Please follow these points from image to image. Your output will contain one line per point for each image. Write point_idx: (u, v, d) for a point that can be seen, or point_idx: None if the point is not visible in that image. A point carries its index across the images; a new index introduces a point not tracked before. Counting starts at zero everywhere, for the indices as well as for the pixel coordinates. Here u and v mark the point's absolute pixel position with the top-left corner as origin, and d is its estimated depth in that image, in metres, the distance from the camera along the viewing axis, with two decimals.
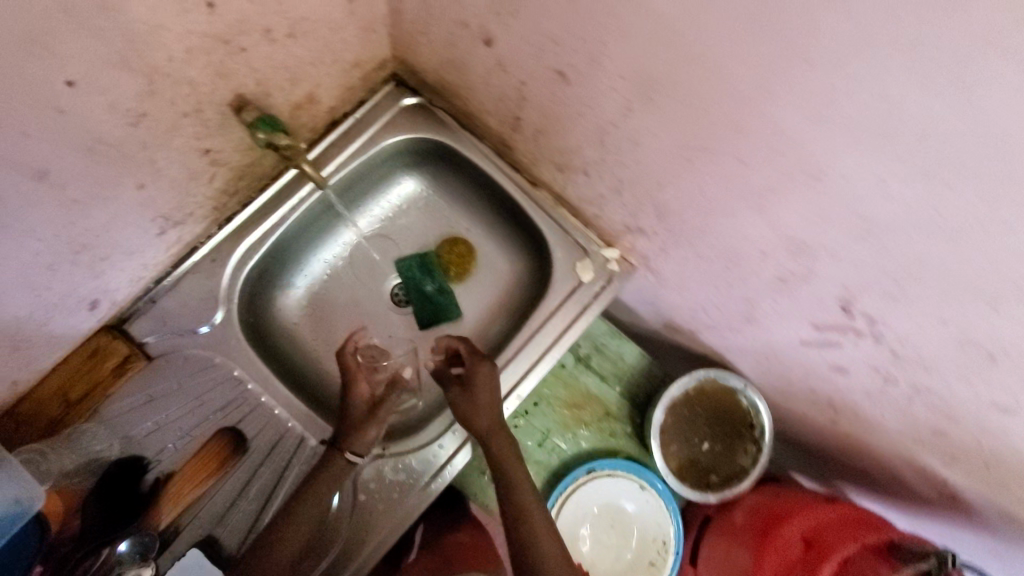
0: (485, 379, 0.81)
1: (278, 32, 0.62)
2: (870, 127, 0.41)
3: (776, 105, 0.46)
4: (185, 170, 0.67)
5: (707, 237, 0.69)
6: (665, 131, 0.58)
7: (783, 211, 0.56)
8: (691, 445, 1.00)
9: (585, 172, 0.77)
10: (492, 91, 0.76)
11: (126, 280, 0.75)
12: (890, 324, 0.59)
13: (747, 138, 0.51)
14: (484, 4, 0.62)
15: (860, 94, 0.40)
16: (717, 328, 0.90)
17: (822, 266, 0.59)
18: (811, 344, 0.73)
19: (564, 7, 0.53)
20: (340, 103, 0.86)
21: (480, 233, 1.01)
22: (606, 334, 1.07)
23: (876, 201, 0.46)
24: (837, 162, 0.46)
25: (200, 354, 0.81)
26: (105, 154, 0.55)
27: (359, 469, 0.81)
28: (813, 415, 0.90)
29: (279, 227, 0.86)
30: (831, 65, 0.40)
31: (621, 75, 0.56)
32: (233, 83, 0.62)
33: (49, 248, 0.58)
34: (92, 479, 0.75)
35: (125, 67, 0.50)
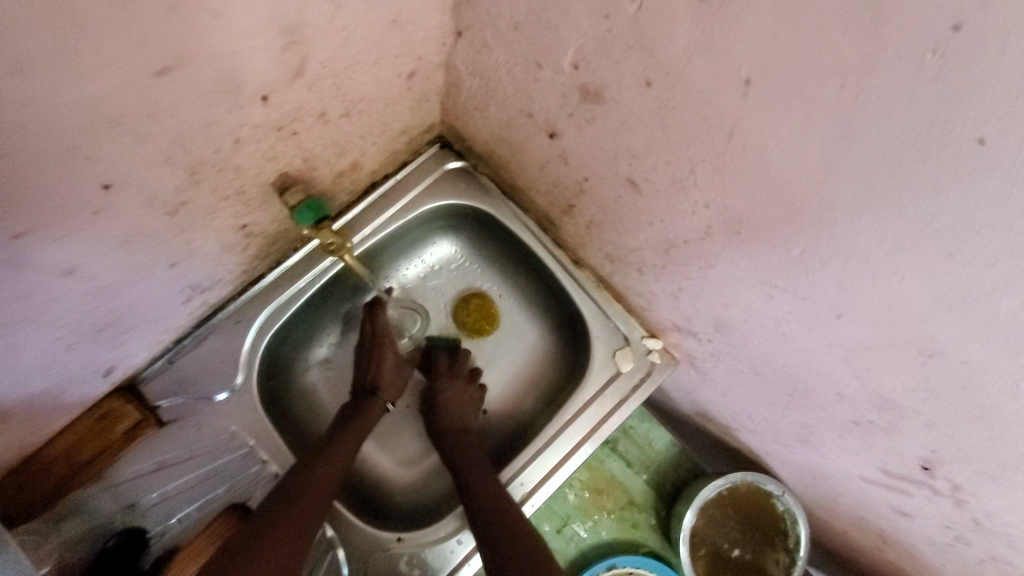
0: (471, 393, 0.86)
1: (332, 113, 0.57)
2: (1011, 332, 0.36)
3: (901, 283, 0.40)
4: (220, 244, 0.62)
5: (772, 363, 0.63)
6: (748, 263, 0.53)
7: (875, 370, 0.50)
8: (721, 548, 0.95)
9: (640, 270, 0.72)
10: (549, 175, 0.71)
11: (145, 346, 0.70)
12: (976, 495, 0.53)
13: (851, 298, 0.45)
14: (557, 102, 0.57)
15: (1007, 302, 0.34)
16: (762, 435, 0.84)
17: (908, 426, 0.53)
18: (874, 483, 0.67)
19: (650, 128, 0.48)
20: (384, 166, 0.82)
21: (513, 304, 0.96)
22: (634, 416, 1.03)
23: (996, 393, 0.41)
24: (961, 350, 0.40)
25: (215, 422, 0.77)
26: (139, 242, 0.50)
27: (371, 560, 0.76)
28: (857, 537, 0.84)
29: (307, 291, 0.81)
30: (978, 265, 0.34)
31: (706, 203, 0.50)
32: (280, 164, 0.57)
33: (70, 333, 0.53)
34: (91, 553, 0.70)
35: (170, 163, 0.45)
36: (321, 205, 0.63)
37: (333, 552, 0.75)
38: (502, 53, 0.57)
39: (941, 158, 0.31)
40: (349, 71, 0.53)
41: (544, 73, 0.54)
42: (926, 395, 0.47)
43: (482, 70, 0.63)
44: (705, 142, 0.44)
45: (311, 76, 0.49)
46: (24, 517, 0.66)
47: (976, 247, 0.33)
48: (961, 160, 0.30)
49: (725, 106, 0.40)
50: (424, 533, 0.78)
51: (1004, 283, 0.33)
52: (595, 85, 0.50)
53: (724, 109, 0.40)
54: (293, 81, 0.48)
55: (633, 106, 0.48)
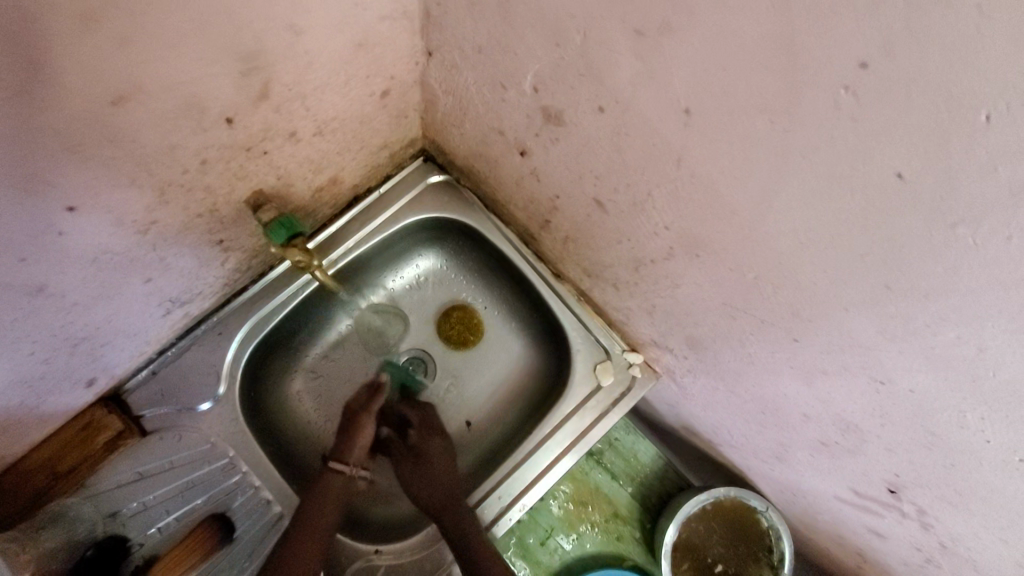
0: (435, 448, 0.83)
1: (303, 133, 0.58)
2: (947, 360, 0.36)
3: (847, 311, 0.40)
4: (197, 259, 0.64)
5: (741, 381, 0.63)
6: (709, 285, 0.53)
7: (835, 395, 0.50)
8: (704, 563, 0.94)
9: (614, 286, 0.72)
10: (523, 191, 0.72)
11: (127, 357, 0.72)
12: (942, 520, 0.54)
13: (804, 323, 0.45)
14: (522, 122, 0.57)
15: (942, 334, 0.34)
16: (741, 451, 0.83)
17: (871, 449, 0.52)
18: (848, 503, 0.67)
19: (608, 152, 0.49)
20: (365, 180, 0.83)
21: (496, 316, 0.97)
22: (619, 428, 1.03)
23: (948, 425, 0.41)
24: (908, 378, 0.40)
25: (196, 432, 0.78)
26: (109, 261, 0.52)
27: (348, 571, 0.77)
28: (838, 553, 0.83)
29: (290, 302, 0.83)
30: (911, 296, 0.34)
31: (666, 226, 0.51)
32: (252, 182, 0.59)
33: (46, 347, 0.55)
34: (72, 559, 0.71)
35: (135, 185, 0.46)
36: (293, 222, 0.65)
37: None
38: (470, 74, 0.58)
39: (865, 193, 0.31)
40: (316, 93, 0.54)
41: (508, 95, 0.55)
42: (883, 420, 0.47)
43: (454, 89, 0.64)
44: (658, 167, 0.45)
45: (276, 99, 0.51)
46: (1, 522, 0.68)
47: (909, 279, 0.33)
48: (883, 195, 0.30)
49: (671, 134, 0.40)
50: (402, 545, 0.79)
51: (939, 315, 0.33)
52: (554, 107, 0.50)
53: (670, 137, 0.41)
54: (258, 105, 0.49)
55: (590, 130, 0.48)
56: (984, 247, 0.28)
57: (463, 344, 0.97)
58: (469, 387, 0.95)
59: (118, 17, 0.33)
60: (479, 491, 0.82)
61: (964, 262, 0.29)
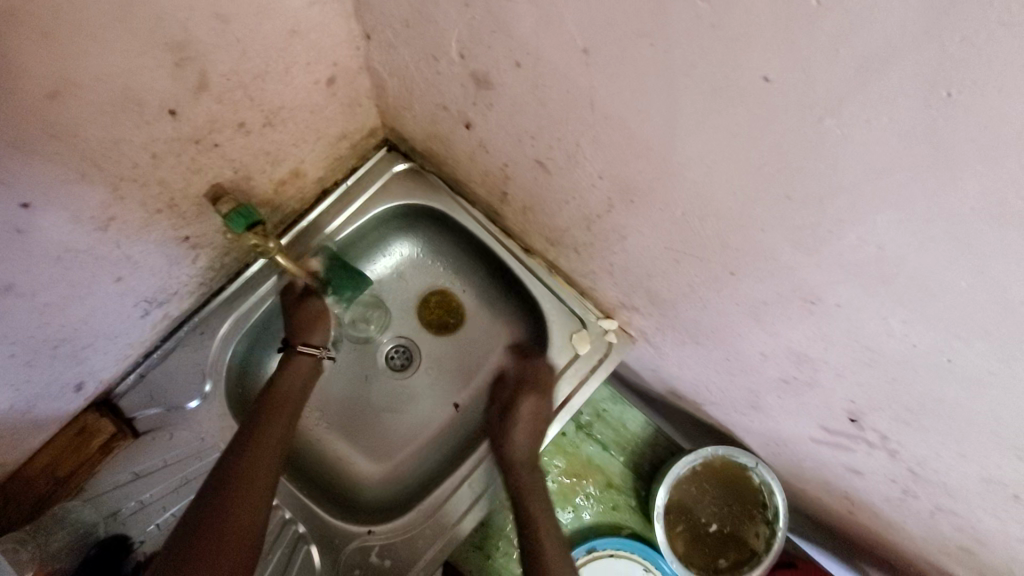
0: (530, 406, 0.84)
1: (252, 124, 0.61)
2: (857, 266, 0.37)
3: (764, 231, 0.41)
4: (166, 257, 0.67)
5: (701, 328, 0.64)
6: (649, 230, 0.54)
7: (779, 325, 0.51)
8: (700, 524, 0.95)
9: (575, 250, 0.73)
10: (478, 166, 0.74)
11: (113, 360, 0.74)
12: (903, 443, 0.52)
13: (733, 253, 0.46)
14: (460, 93, 0.59)
15: (846, 237, 0.35)
16: (722, 406, 0.84)
17: (824, 377, 0.53)
18: (823, 443, 0.67)
19: (535, 108, 0.50)
20: (330, 172, 0.85)
21: (474, 298, 0.98)
22: (607, 399, 1.04)
23: (876, 333, 0.41)
24: (831, 292, 0.41)
25: (187, 431, 0.81)
26: (74, 259, 0.54)
27: (343, 553, 0.79)
28: (829, 500, 0.83)
29: (268, 298, 0.85)
30: (809, 202, 0.35)
31: (599, 175, 0.52)
32: (207, 176, 0.61)
33: (24, 349, 0.58)
34: (76, 561, 0.74)
35: (86, 181, 0.49)
36: (252, 212, 0.66)
37: (307, 547, 0.79)
38: (406, 51, 0.60)
39: (744, 101, 0.32)
40: (257, 82, 0.56)
41: (442, 66, 0.57)
42: (824, 343, 0.48)
43: (397, 70, 0.66)
44: (578, 115, 0.46)
45: (216, 89, 0.53)
46: (7, 527, 0.70)
47: (803, 184, 0.34)
48: (759, 100, 0.32)
49: (579, 77, 0.42)
50: (395, 524, 0.81)
51: (835, 218, 0.35)
52: (481, 71, 0.52)
53: (579, 80, 0.42)
54: (198, 95, 0.52)
55: (516, 88, 0.50)
56: (850, 135, 0.29)
57: (445, 328, 0.98)
58: (454, 370, 0.97)
59: (37, 13, 0.36)
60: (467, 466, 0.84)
61: (839, 154, 0.30)
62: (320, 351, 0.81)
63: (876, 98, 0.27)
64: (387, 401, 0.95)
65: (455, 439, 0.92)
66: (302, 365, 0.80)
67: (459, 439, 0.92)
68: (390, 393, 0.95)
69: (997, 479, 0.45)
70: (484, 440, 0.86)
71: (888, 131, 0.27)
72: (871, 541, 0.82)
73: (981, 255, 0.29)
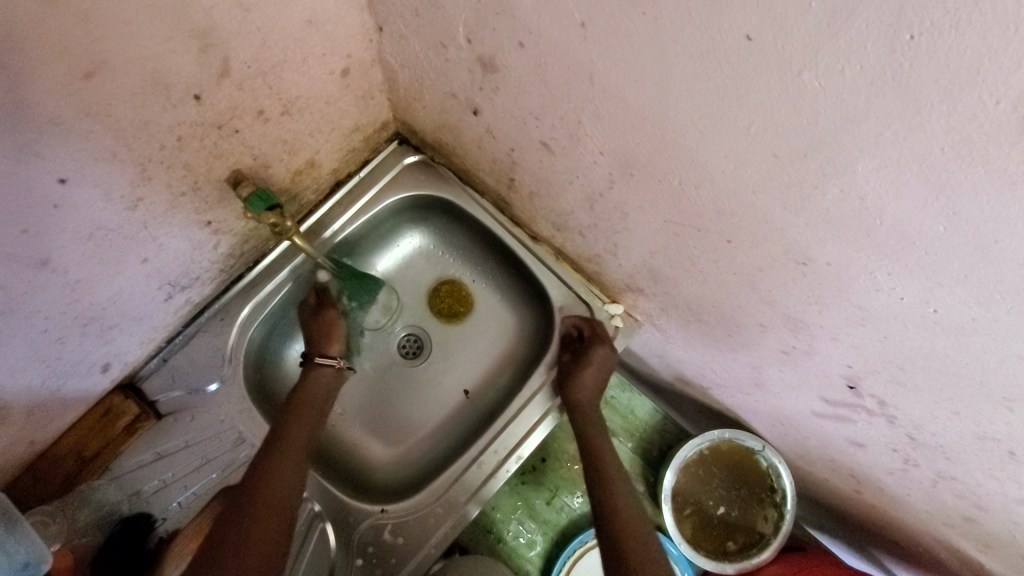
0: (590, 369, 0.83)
1: (271, 112, 0.64)
2: (841, 220, 0.39)
3: (755, 194, 0.43)
4: (189, 241, 0.70)
5: (703, 304, 0.66)
6: (649, 205, 0.56)
7: (775, 292, 0.52)
8: (707, 508, 0.96)
9: (580, 233, 0.76)
10: (485, 153, 0.76)
11: (138, 343, 0.78)
12: (899, 407, 0.54)
13: (728, 220, 0.48)
14: (467, 79, 0.62)
15: (829, 191, 0.38)
16: (727, 389, 0.85)
17: (822, 344, 0.54)
18: (825, 417, 0.68)
19: (538, 87, 0.53)
20: (344, 164, 0.88)
21: (483, 287, 1.00)
22: (616, 385, 1.08)
23: (865, 290, 0.43)
24: (821, 251, 0.43)
25: (208, 413, 0.84)
26: (104, 237, 0.58)
27: (356, 531, 0.81)
28: (835, 481, 0.83)
29: (284, 286, 0.88)
30: (793, 159, 0.38)
31: (600, 151, 0.54)
32: (229, 161, 0.65)
33: (57, 325, 0.61)
34: (101, 537, 0.76)
35: (116, 160, 0.52)
36: (272, 196, 0.70)
37: (322, 526, 0.81)
38: (416, 40, 0.63)
39: (728, 64, 0.35)
40: (276, 70, 0.60)
41: (449, 53, 0.60)
42: (818, 306, 0.49)
43: (407, 61, 0.69)
44: (578, 91, 0.49)
45: (238, 76, 0.56)
46: (40, 502, 0.74)
47: (787, 141, 0.37)
48: (743, 61, 0.34)
49: (577, 52, 0.45)
50: (407, 504, 0.83)
51: (819, 172, 0.37)
52: (487, 55, 0.55)
53: (578, 56, 0.45)
54: (221, 81, 0.55)
55: (520, 69, 0.53)
56: (826, 86, 0.32)
57: (455, 317, 1.00)
58: (463, 358, 0.99)
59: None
60: (477, 447, 0.86)
61: (817, 107, 0.33)
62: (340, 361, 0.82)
63: (846, 48, 0.30)
64: (399, 388, 0.97)
65: (464, 424, 0.95)
66: (324, 375, 0.81)
67: (468, 425, 0.94)
68: (403, 380, 0.98)
69: (990, 435, 0.47)
70: (495, 421, 0.88)
71: (859, 80, 0.30)
72: (877, 523, 0.82)
73: (951, 194, 0.31)
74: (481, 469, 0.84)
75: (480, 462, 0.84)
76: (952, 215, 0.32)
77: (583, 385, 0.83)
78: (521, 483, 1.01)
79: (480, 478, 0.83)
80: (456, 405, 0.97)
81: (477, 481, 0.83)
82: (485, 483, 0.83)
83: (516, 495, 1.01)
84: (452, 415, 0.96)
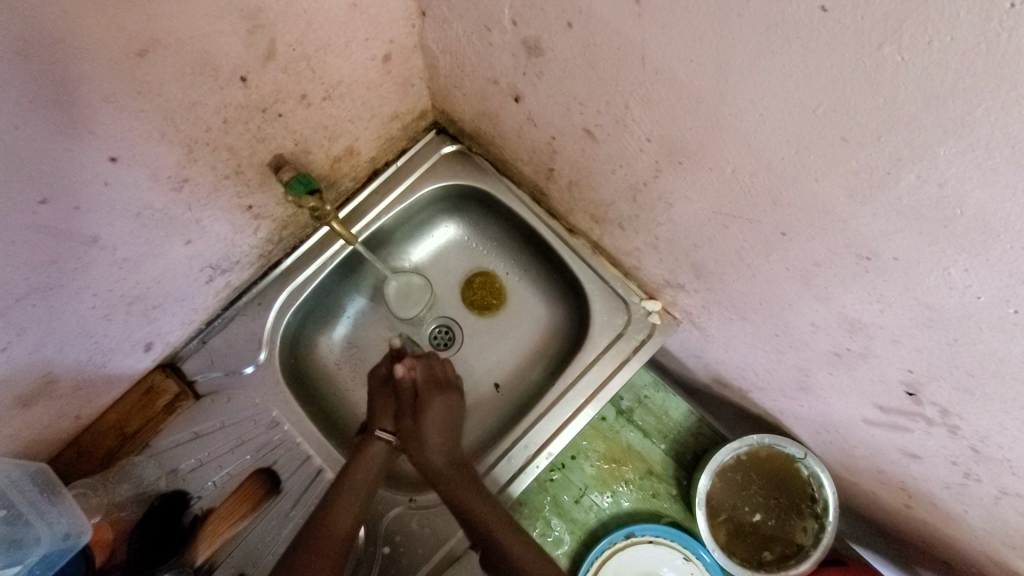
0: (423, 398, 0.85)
1: (313, 96, 0.64)
2: (916, 209, 0.36)
3: (819, 182, 0.40)
4: (231, 225, 0.71)
5: (750, 301, 0.63)
6: (698, 194, 0.54)
7: (831, 288, 0.49)
8: (743, 515, 0.93)
9: (620, 226, 0.74)
10: (525, 143, 0.75)
11: (179, 324, 0.79)
12: (965, 416, 0.50)
13: (785, 210, 0.46)
14: (511, 64, 0.61)
15: (904, 177, 0.35)
16: (769, 392, 0.82)
17: (880, 346, 0.51)
18: (877, 424, 0.64)
19: (585, 72, 0.51)
20: (382, 153, 0.88)
21: (517, 280, 0.99)
22: (649, 385, 1.04)
23: (935, 288, 0.40)
24: (888, 244, 0.40)
25: (244, 395, 0.85)
26: (151, 217, 0.59)
27: (386, 518, 0.82)
28: (881, 494, 0.79)
29: (321, 272, 0.89)
30: (865, 143, 0.35)
31: (647, 138, 0.52)
32: (271, 146, 0.65)
33: (104, 302, 0.63)
34: (139, 511, 0.78)
35: (165, 140, 0.53)
36: (312, 180, 0.70)
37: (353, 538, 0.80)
38: (459, 25, 0.62)
39: (799, 39, 0.33)
40: (320, 54, 0.60)
41: (493, 37, 0.59)
42: (879, 305, 0.46)
43: (449, 46, 0.68)
44: (627, 73, 0.47)
45: (283, 58, 0.57)
46: (84, 475, 0.77)
47: (860, 122, 0.34)
48: (815, 34, 0.32)
49: (629, 30, 0.43)
50: (434, 495, 0.83)
51: (893, 157, 0.34)
52: (532, 38, 0.54)
53: (631, 35, 0.43)
54: (267, 63, 0.55)
55: (566, 52, 0.51)
56: (910, 61, 0.29)
57: (486, 309, 0.99)
58: (495, 351, 0.98)
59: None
60: (506, 440, 0.85)
61: (898, 83, 0.31)
62: (394, 437, 0.83)
63: (937, 16, 0.27)
64: None
65: (494, 418, 0.94)
66: (374, 460, 0.80)
67: (497, 419, 0.93)
68: None
69: None
70: (524, 417, 0.86)
71: (947, 50, 0.28)
72: (927, 540, 0.78)
73: None
74: (511, 464, 0.83)
75: (510, 457, 0.83)
76: None
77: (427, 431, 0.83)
78: (549, 479, 0.99)
79: (509, 473, 0.82)
80: (484, 397, 0.96)
81: (506, 476, 0.82)
82: (514, 478, 0.82)
83: (543, 491, 0.99)
84: (480, 406, 0.95)
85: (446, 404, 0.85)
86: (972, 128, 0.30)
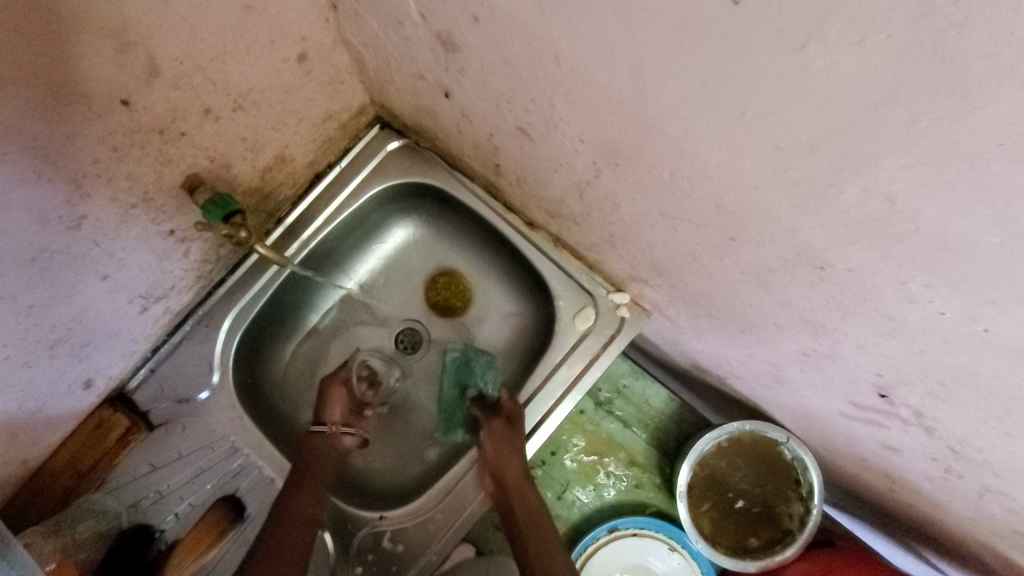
0: (494, 435, 0.79)
1: (220, 109, 0.58)
2: (866, 222, 0.31)
3: (758, 190, 0.35)
4: (154, 253, 0.66)
5: (713, 300, 0.59)
6: (641, 196, 0.49)
7: (789, 294, 0.45)
8: (726, 502, 0.90)
9: (574, 222, 0.68)
10: (466, 139, 0.69)
11: (119, 357, 0.75)
12: (939, 418, 0.47)
13: (731, 216, 0.41)
14: (431, 58, 0.55)
15: (848, 189, 0.30)
16: (745, 381, 0.78)
17: (846, 348, 0.47)
18: (853, 418, 0.61)
19: (503, 68, 0.46)
20: (320, 156, 0.82)
21: (479, 278, 0.94)
22: (627, 374, 1.00)
23: (895, 301, 0.36)
24: (841, 255, 0.35)
25: (199, 422, 0.81)
26: (51, 260, 0.54)
27: (355, 537, 0.79)
28: (865, 477, 0.76)
29: (268, 289, 0.83)
30: (799, 154, 0.30)
31: (579, 138, 0.47)
32: (181, 168, 0.60)
33: (19, 351, 0.58)
34: (103, 549, 0.75)
35: (43, 180, 0.48)
36: (230, 202, 0.64)
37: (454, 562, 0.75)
38: (372, 18, 0.56)
39: (712, 37, 0.28)
40: (216, 63, 0.53)
41: (407, 31, 0.53)
42: (840, 312, 0.42)
43: (369, 40, 0.61)
44: (545, 72, 0.41)
45: (171, 74, 0.50)
46: (35, 520, 0.73)
47: (792, 130, 0.29)
48: (729, 33, 0.27)
49: (536, 26, 0.37)
50: (405, 511, 0.81)
51: (834, 168, 0.29)
52: (444, 32, 0.48)
53: (538, 31, 0.37)
54: (152, 82, 0.49)
55: (481, 48, 0.45)
56: (840, 64, 0.24)
57: (450, 310, 0.94)
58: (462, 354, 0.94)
59: None
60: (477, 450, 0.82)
61: (829, 89, 0.25)
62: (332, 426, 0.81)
63: (867, 9, 0.22)
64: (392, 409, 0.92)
65: None
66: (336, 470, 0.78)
67: None
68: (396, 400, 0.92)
69: None
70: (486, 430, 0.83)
71: (881, 55, 0.23)
72: (913, 523, 0.75)
73: (1007, 197, 0.23)
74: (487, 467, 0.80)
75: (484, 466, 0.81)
76: (1005, 222, 0.24)
77: (505, 462, 0.77)
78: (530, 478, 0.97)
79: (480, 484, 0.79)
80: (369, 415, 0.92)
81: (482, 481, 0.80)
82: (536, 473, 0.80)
83: None
84: (399, 415, 0.92)
85: (495, 435, 0.79)
86: (924, 137, 0.24)
